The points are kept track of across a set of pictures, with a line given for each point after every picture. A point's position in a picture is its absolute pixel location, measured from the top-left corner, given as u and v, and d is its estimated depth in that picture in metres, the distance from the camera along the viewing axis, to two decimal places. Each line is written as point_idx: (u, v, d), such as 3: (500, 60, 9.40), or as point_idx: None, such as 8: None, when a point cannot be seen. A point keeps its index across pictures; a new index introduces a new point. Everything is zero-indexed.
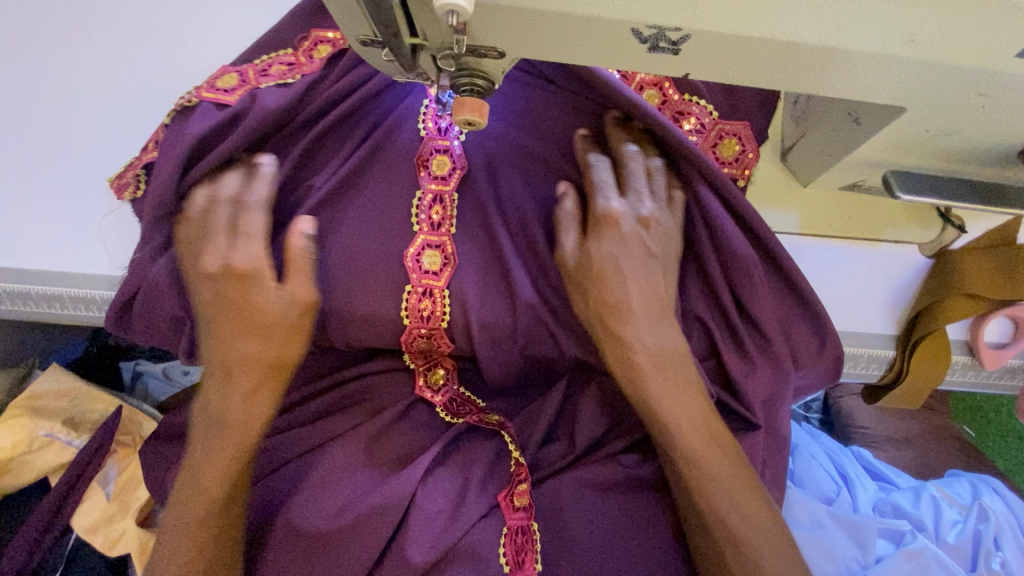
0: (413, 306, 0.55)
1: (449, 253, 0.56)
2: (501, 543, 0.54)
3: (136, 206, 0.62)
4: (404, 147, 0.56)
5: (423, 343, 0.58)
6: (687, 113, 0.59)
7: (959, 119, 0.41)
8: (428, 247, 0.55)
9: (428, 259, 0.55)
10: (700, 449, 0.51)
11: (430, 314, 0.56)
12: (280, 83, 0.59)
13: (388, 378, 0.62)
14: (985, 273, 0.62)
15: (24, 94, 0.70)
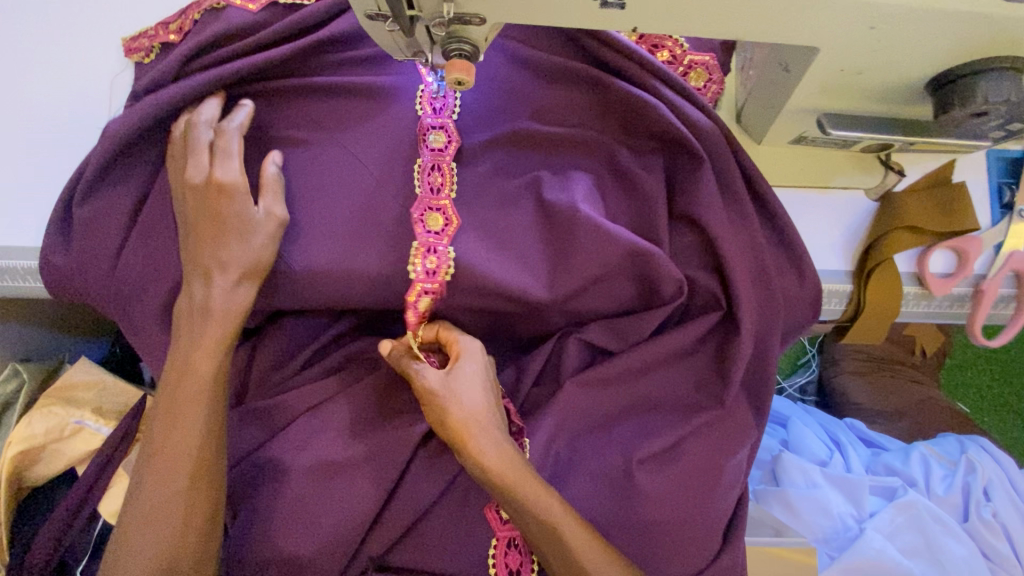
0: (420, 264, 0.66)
1: (447, 216, 0.68)
2: None
3: (142, 68, 0.77)
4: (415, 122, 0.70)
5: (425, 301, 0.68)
6: (661, 48, 0.73)
7: (863, 55, 0.50)
8: (429, 209, 0.68)
9: (430, 220, 0.68)
10: None
11: (434, 270, 0.67)
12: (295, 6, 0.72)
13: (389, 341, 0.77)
14: (926, 210, 0.70)
15: (68, 95, 0.79)
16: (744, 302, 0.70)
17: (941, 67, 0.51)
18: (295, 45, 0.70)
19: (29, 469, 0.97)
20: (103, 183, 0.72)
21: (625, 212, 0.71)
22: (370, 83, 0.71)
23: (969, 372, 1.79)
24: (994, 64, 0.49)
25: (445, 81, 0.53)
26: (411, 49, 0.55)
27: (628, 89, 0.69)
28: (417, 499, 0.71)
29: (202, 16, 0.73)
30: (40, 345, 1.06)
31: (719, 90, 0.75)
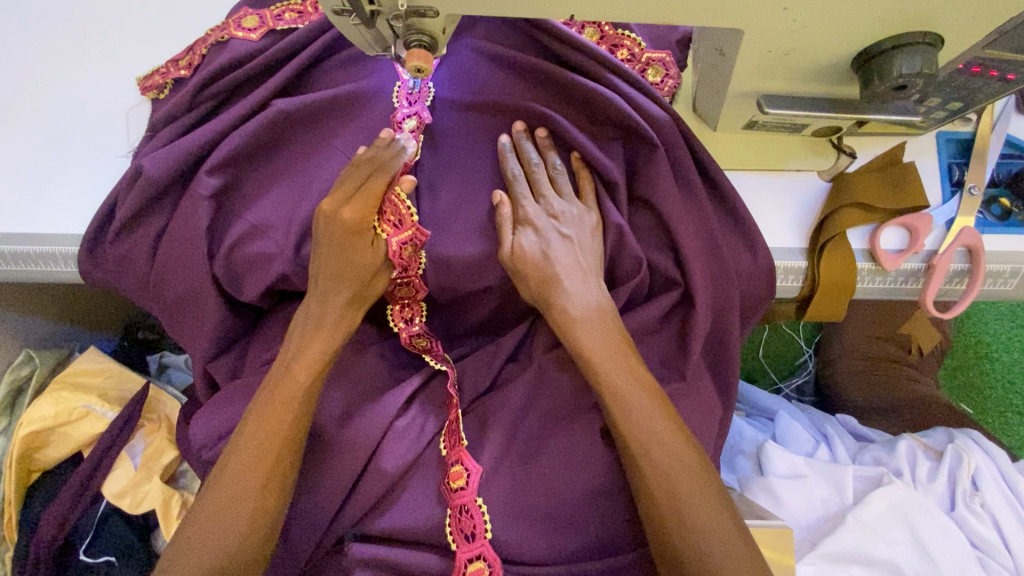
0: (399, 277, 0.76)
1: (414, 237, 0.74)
2: (443, 439, 0.77)
3: (158, 104, 0.83)
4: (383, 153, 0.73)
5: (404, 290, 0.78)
6: (620, 46, 0.77)
7: (785, 35, 0.55)
8: (405, 241, 0.73)
9: (407, 249, 0.74)
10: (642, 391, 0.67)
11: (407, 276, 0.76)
12: (292, 27, 0.80)
13: (369, 327, 0.84)
14: (874, 191, 0.73)
15: (75, 95, 0.86)
16: (698, 279, 0.73)
17: (860, 47, 0.56)
18: (296, 62, 0.78)
19: (38, 452, 1.03)
20: (125, 196, 0.77)
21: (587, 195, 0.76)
22: (355, 86, 0.77)
23: (969, 373, 1.78)
24: (907, 42, 0.53)
25: (406, 70, 0.59)
26: (376, 42, 0.60)
27: (584, 82, 0.74)
28: (393, 463, 0.76)
29: (208, 50, 0.81)
30: (56, 336, 1.13)
31: (675, 84, 0.78)
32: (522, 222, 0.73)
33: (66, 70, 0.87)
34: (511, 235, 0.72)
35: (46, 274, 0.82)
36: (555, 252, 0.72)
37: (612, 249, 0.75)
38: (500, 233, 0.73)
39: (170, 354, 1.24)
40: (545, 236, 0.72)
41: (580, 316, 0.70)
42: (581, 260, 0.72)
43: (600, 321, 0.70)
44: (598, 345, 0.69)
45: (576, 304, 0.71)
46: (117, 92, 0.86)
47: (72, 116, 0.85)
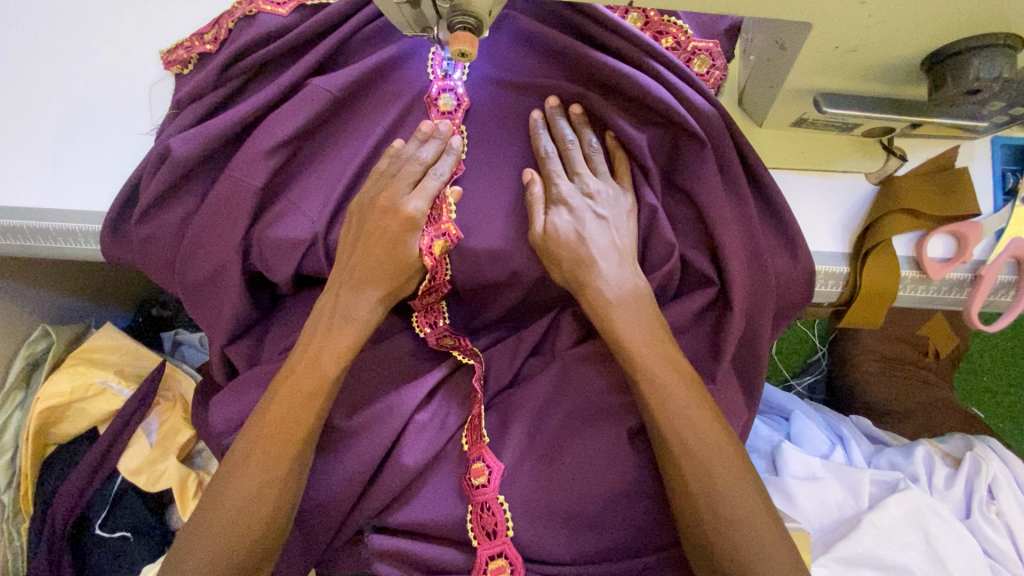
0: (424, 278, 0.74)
1: (450, 235, 0.71)
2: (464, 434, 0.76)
3: (181, 79, 0.80)
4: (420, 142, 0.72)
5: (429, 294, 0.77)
6: (666, 33, 0.74)
7: (857, 32, 0.52)
8: (437, 236, 0.71)
9: (438, 246, 0.71)
10: (680, 396, 0.66)
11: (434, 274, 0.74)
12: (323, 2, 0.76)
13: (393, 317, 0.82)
14: (924, 197, 0.70)
15: (96, 65, 0.83)
16: (736, 277, 0.71)
17: (935, 46, 0.52)
18: (327, 43, 0.75)
19: (54, 427, 1.02)
20: (148, 179, 0.75)
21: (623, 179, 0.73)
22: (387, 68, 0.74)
23: (983, 377, 1.76)
24: (987, 43, 0.50)
25: (450, 53, 0.56)
26: (418, 22, 0.57)
27: (619, 66, 0.70)
28: (414, 456, 0.75)
29: (235, 23, 0.78)
30: (70, 310, 1.12)
31: (721, 76, 0.75)
32: (556, 202, 0.70)
33: (86, 39, 0.84)
34: (544, 215, 0.70)
35: (66, 252, 0.80)
36: (590, 233, 0.69)
37: (646, 235, 0.73)
38: (531, 213, 0.70)
39: (184, 331, 1.23)
40: (580, 216, 0.70)
41: (615, 299, 0.68)
42: (617, 241, 0.70)
43: (636, 306, 0.68)
44: (635, 334, 0.68)
45: (609, 290, 0.68)
46: (139, 66, 0.83)
47: (92, 89, 0.82)
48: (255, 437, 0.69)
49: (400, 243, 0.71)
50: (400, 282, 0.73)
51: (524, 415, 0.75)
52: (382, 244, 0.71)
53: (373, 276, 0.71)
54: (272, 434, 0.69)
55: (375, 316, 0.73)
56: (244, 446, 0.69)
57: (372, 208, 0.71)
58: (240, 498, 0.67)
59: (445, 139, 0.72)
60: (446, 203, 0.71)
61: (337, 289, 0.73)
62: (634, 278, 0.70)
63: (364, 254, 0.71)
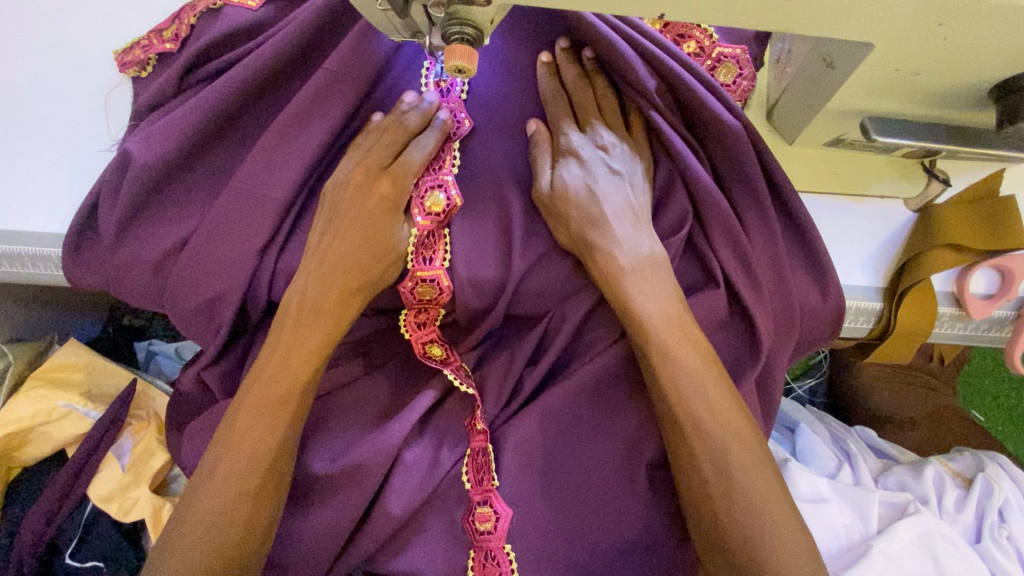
0: (417, 255, 0.66)
1: (452, 201, 0.65)
2: (464, 468, 0.69)
3: (139, 83, 0.71)
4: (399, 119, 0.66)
5: (423, 290, 0.67)
6: (687, 37, 0.65)
7: (924, 53, 0.44)
8: (434, 195, 0.65)
9: (433, 205, 0.65)
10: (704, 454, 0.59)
11: (431, 256, 0.65)
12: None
13: (380, 347, 0.75)
14: (969, 228, 0.63)
15: (43, 67, 0.74)
16: (752, 288, 0.64)
17: (1012, 70, 0.45)
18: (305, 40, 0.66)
19: (18, 451, 0.95)
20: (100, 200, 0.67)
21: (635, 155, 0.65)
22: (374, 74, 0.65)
23: (984, 380, 1.73)
24: None
25: (444, 68, 0.47)
26: (408, 29, 0.49)
27: (623, 49, 0.62)
28: (406, 502, 0.69)
29: (198, 19, 0.68)
30: (31, 325, 1.04)
31: (749, 87, 0.67)
32: (565, 153, 0.65)
33: (30, 38, 0.74)
34: (550, 170, 0.64)
35: (15, 279, 0.71)
36: (602, 190, 0.63)
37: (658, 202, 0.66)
38: (537, 168, 0.65)
39: (159, 341, 1.15)
40: (590, 169, 0.64)
41: (629, 265, 0.61)
42: (632, 201, 0.63)
43: (652, 273, 0.61)
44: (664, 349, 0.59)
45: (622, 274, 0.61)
46: (92, 67, 0.74)
47: (40, 94, 0.73)
48: (213, 498, 0.59)
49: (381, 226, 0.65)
50: (375, 270, 0.65)
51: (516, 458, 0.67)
52: (364, 224, 0.64)
53: (346, 263, 0.64)
54: (240, 492, 0.59)
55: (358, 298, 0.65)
56: (200, 509, 0.59)
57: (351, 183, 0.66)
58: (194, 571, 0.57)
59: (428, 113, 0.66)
60: (450, 158, 0.66)
61: (308, 274, 0.65)
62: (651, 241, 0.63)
63: (339, 239, 0.65)
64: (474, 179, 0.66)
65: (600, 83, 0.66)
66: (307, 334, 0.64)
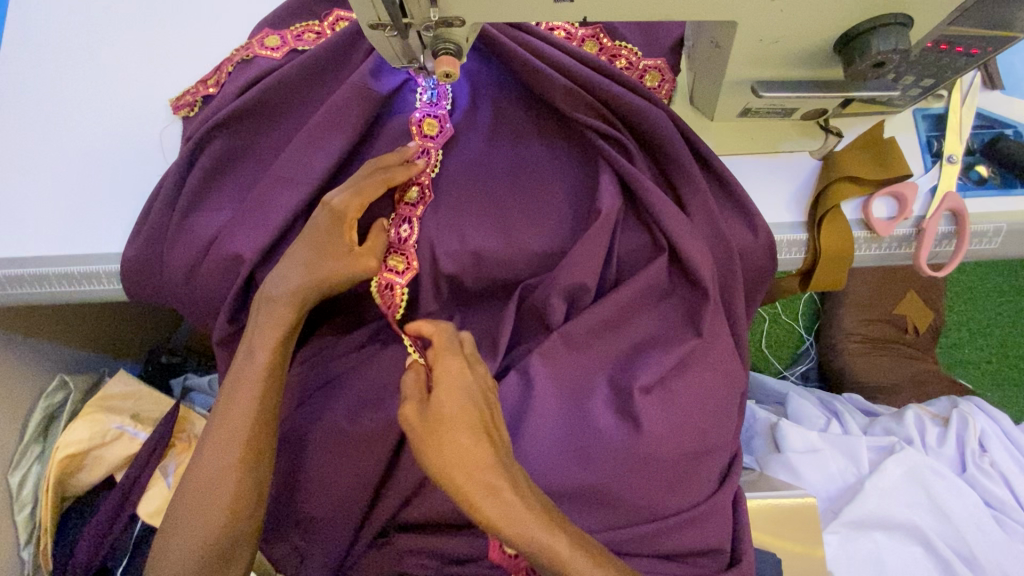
0: (394, 229, 0.81)
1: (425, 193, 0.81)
2: None
3: (189, 121, 0.87)
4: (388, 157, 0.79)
5: (394, 262, 0.80)
6: (618, 56, 0.84)
7: (775, 23, 0.62)
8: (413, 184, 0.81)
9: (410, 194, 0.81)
10: None
11: (404, 238, 0.80)
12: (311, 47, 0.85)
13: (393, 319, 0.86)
14: (863, 165, 0.80)
15: (99, 117, 0.89)
16: (697, 247, 0.78)
17: (845, 29, 0.62)
18: (327, 85, 0.84)
19: (74, 476, 1.04)
20: (153, 214, 0.82)
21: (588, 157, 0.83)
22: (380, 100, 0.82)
23: (964, 350, 1.84)
24: (884, 22, 0.60)
25: (436, 76, 0.65)
26: (407, 54, 0.66)
27: (562, 81, 0.79)
28: None
29: (234, 68, 0.87)
30: (81, 361, 1.15)
31: (671, 88, 0.85)
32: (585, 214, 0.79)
33: (87, 95, 0.90)
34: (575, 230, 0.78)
35: (89, 294, 0.85)
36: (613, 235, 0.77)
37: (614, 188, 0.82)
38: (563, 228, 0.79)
39: (193, 375, 1.27)
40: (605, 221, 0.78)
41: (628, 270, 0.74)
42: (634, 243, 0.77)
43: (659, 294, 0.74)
44: None
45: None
46: (147, 113, 0.89)
47: (99, 139, 0.88)
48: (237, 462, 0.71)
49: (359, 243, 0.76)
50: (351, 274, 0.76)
51: (519, 397, 0.78)
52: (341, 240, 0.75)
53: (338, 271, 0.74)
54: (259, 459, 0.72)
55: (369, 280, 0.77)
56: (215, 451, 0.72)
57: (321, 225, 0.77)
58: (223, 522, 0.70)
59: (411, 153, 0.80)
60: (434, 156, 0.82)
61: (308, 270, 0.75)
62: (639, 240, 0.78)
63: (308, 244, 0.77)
64: (463, 175, 0.82)
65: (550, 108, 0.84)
66: None
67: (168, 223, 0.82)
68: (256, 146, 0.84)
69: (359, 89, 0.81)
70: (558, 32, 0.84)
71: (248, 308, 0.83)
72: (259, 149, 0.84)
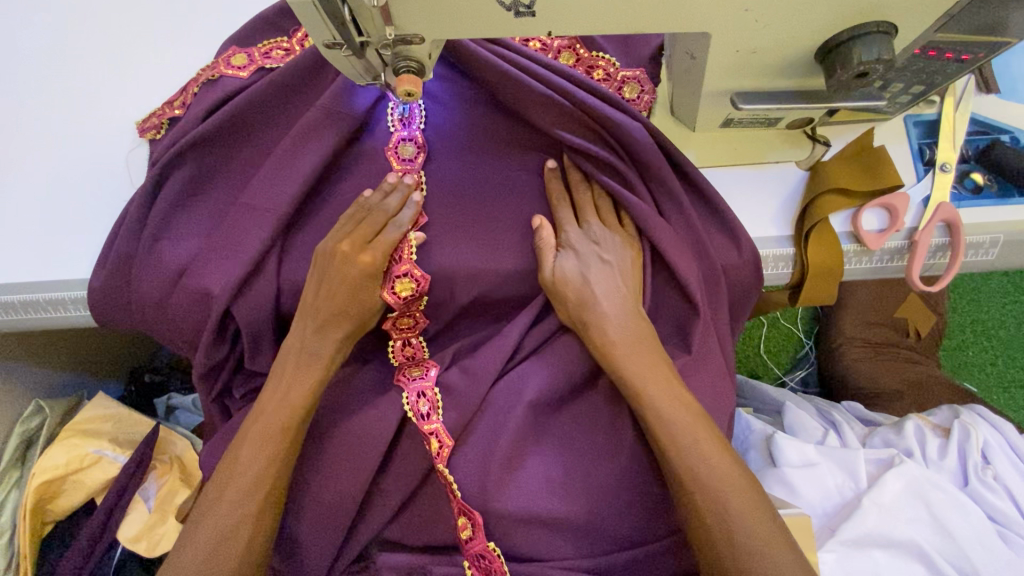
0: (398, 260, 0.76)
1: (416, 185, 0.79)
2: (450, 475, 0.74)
3: (156, 144, 0.85)
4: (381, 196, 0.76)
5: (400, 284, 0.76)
6: (596, 67, 0.81)
7: (750, 33, 0.59)
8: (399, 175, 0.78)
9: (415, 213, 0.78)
10: (658, 390, 0.69)
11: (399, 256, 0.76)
12: (279, 65, 0.83)
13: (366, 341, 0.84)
14: (852, 177, 0.76)
15: (64, 141, 0.87)
16: (683, 266, 0.75)
17: (825, 39, 0.59)
18: (296, 104, 0.82)
19: (52, 502, 1.02)
20: (117, 241, 0.80)
21: (567, 172, 0.79)
22: (348, 116, 0.79)
23: (969, 352, 1.80)
24: (863, 31, 0.57)
25: (398, 95, 0.62)
26: (368, 73, 0.64)
27: (539, 93, 0.76)
28: (406, 476, 0.78)
29: (200, 88, 0.84)
30: (61, 384, 1.14)
31: (651, 99, 0.81)
32: (564, 246, 0.76)
33: (53, 119, 0.88)
34: (553, 260, 0.75)
35: (56, 321, 0.83)
36: (595, 277, 0.74)
37: (595, 204, 0.78)
38: (542, 259, 0.75)
39: (177, 394, 1.25)
40: (585, 261, 0.74)
41: (606, 303, 0.73)
42: (620, 283, 0.74)
43: (640, 332, 0.72)
44: (621, 320, 0.72)
45: (589, 285, 0.73)
46: (113, 136, 0.87)
47: (64, 164, 0.86)
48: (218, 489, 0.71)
49: (360, 289, 0.74)
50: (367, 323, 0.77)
51: (496, 423, 0.75)
52: (333, 266, 0.74)
53: (324, 299, 0.74)
54: (240, 486, 0.70)
55: (332, 305, 0.74)
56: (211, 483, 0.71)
57: (320, 263, 0.75)
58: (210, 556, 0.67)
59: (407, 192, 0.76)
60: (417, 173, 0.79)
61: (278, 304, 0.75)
62: (622, 266, 0.75)
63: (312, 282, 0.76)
64: (436, 193, 0.79)
65: (526, 123, 0.81)
66: (305, 339, 0.75)
67: (135, 248, 0.80)
68: (223, 168, 0.82)
69: (329, 107, 0.79)
70: (532, 43, 0.81)
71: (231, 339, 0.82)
72: (227, 170, 0.82)
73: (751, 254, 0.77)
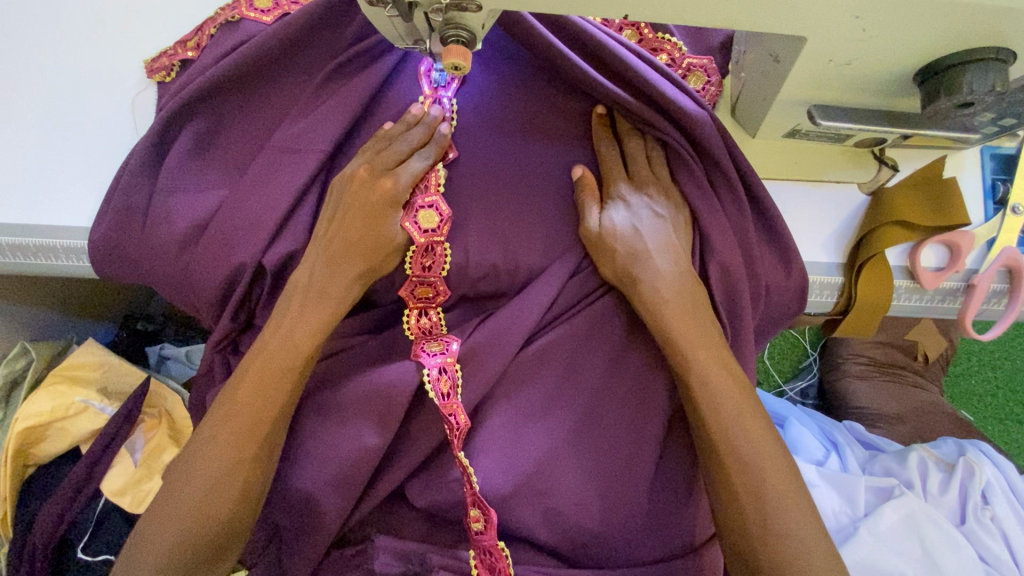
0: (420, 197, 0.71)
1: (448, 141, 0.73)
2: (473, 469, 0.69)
3: (164, 87, 0.77)
4: (404, 129, 0.71)
5: (426, 216, 0.70)
6: (660, 50, 0.73)
7: (850, 44, 0.52)
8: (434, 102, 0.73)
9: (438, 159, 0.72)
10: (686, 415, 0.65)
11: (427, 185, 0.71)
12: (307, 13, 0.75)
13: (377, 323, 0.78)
14: (917, 207, 0.70)
15: (63, 73, 0.79)
16: (720, 279, 0.70)
17: (931, 58, 0.53)
18: (322, 60, 0.74)
19: (36, 446, 0.99)
20: (118, 191, 0.74)
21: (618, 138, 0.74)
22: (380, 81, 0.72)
23: (971, 380, 1.78)
24: (977, 56, 0.50)
25: (442, 66, 0.55)
26: (411, 37, 0.57)
27: (589, 74, 0.68)
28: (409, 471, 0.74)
29: (218, 30, 0.76)
30: (48, 326, 1.08)
31: (717, 91, 0.74)
32: (613, 198, 0.71)
33: (52, 48, 0.80)
34: (599, 213, 0.70)
35: (47, 269, 0.77)
36: (646, 228, 0.69)
37: (651, 169, 0.72)
38: (585, 211, 0.70)
39: (170, 345, 1.20)
40: (636, 212, 0.69)
41: (660, 264, 0.68)
42: (673, 238, 0.69)
43: (688, 298, 0.67)
44: (671, 283, 0.67)
45: (642, 238, 0.69)
46: (117, 74, 0.79)
47: (61, 100, 0.78)
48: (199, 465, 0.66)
49: (380, 219, 0.69)
50: (379, 260, 0.70)
51: (506, 427, 0.71)
52: (357, 243, 0.69)
53: (342, 277, 0.69)
54: (228, 463, 0.64)
55: (347, 285, 0.69)
56: (195, 456, 0.65)
57: (338, 234, 0.69)
58: (188, 532, 0.62)
59: (432, 125, 0.70)
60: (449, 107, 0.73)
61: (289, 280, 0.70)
62: (677, 231, 0.70)
63: (334, 253, 0.69)
64: (467, 175, 0.73)
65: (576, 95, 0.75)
66: (299, 316, 0.68)
67: (136, 201, 0.74)
68: (237, 123, 0.75)
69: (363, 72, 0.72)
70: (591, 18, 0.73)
71: (252, 305, 0.76)
72: (241, 124, 0.75)
73: (799, 280, 0.72)
